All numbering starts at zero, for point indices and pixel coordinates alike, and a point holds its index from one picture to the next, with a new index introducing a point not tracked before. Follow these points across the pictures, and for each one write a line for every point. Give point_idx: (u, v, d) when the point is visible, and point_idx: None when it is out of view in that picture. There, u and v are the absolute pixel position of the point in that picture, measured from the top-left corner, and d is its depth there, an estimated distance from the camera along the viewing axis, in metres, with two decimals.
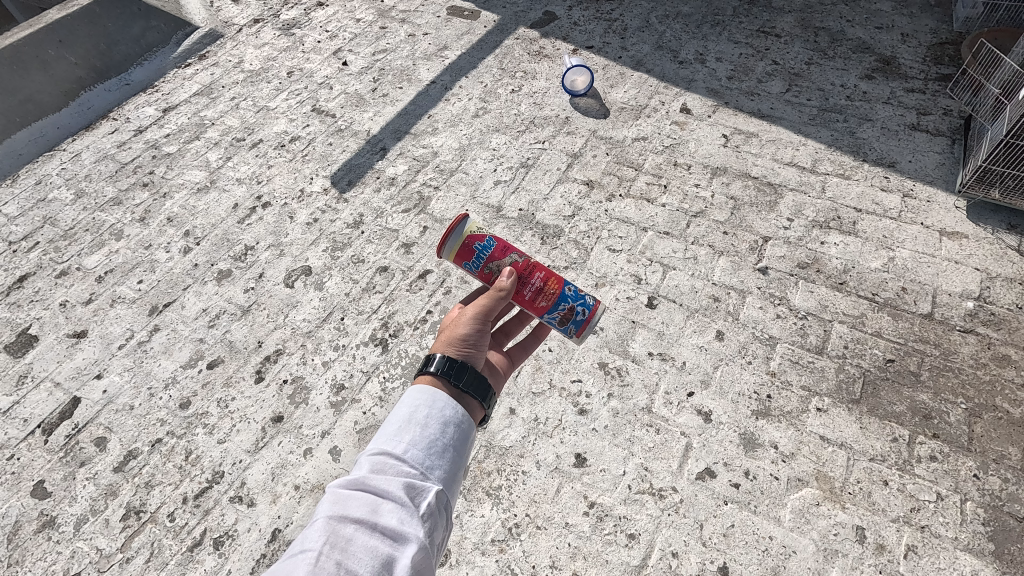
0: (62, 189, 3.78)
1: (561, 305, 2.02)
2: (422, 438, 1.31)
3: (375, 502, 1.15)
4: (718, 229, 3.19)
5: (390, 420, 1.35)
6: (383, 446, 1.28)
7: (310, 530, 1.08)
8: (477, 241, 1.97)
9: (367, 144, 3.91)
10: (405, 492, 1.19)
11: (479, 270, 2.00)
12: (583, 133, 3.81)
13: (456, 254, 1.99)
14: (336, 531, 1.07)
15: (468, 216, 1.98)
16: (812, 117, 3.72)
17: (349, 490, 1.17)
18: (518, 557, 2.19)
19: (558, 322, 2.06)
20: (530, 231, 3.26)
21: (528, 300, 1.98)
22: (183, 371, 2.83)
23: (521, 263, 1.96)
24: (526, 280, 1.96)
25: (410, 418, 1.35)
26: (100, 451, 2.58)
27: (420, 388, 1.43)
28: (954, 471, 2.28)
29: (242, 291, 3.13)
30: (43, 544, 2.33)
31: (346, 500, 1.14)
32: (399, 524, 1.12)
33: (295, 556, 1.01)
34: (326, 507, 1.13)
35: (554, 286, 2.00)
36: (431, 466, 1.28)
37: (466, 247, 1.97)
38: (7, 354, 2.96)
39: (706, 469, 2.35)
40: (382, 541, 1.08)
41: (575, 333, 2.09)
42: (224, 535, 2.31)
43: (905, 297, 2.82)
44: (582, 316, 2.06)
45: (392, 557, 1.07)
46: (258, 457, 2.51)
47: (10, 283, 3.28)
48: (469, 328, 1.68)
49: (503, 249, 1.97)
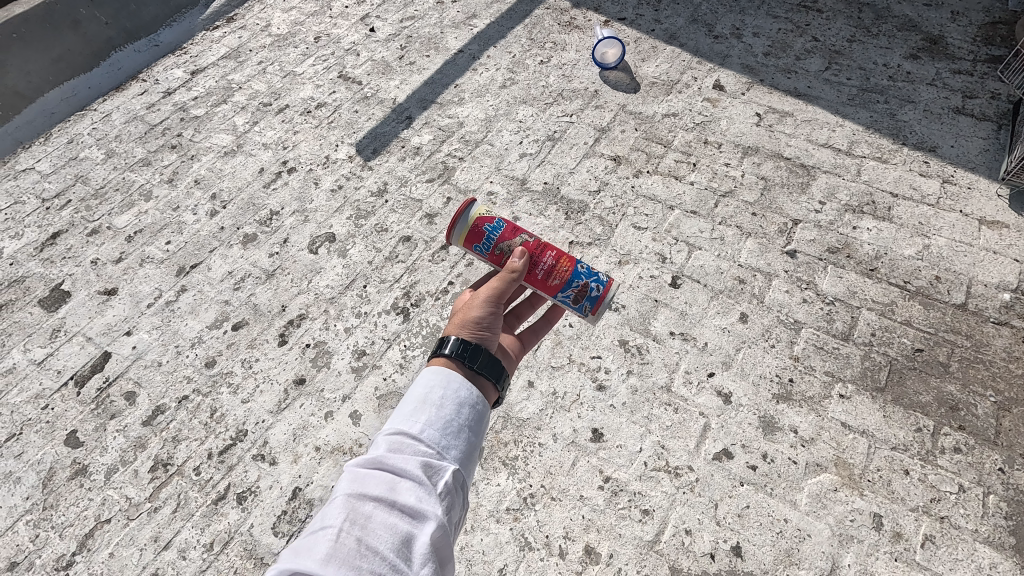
0: (93, 149, 3.84)
1: (574, 284, 1.97)
2: (438, 418, 1.31)
3: (394, 480, 1.15)
4: (747, 210, 3.12)
5: (406, 401, 1.35)
6: (399, 426, 1.28)
7: (330, 508, 1.09)
8: (486, 222, 1.94)
9: (393, 112, 3.88)
10: (422, 471, 1.19)
11: (490, 252, 1.97)
12: (611, 107, 3.73)
13: (466, 237, 1.96)
14: (356, 509, 1.08)
15: (475, 200, 1.97)
16: (851, 97, 3.60)
17: (367, 469, 1.17)
18: (532, 526, 2.22)
19: (572, 301, 2.00)
20: (554, 206, 3.23)
21: (540, 279, 1.94)
22: (209, 331, 2.89)
23: (532, 242, 1.93)
24: (537, 259, 1.93)
25: (425, 398, 1.34)
26: (130, 405, 2.66)
27: (434, 369, 1.42)
28: (978, 464, 2.24)
29: (267, 255, 3.17)
30: (75, 491, 2.43)
31: (365, 479, 1.15)
32: (417, 502, 1.13)
33: (316, 533, 1.03)
34: (345, 486, 1.14)
35: (565, 264, 1.95)
36: (447, 446, 1.28)
37: (476, 229, 1.95)
38: (41, 307, 3.05)
39: (724, 450, 2.34)
40: (401, 519, 1.09)
41: (590, 311, 2.03)
42: (247, 491, 2.38)
43: (938, 287, 2.75)
44: (597, 292, 2.01)
45: (411, 535, 1.08)
46: (281, 417, 2.57)
47: (43, 239, 3.35)
48: (482, 311, 1.65)
49: (512, 229, 1.94)
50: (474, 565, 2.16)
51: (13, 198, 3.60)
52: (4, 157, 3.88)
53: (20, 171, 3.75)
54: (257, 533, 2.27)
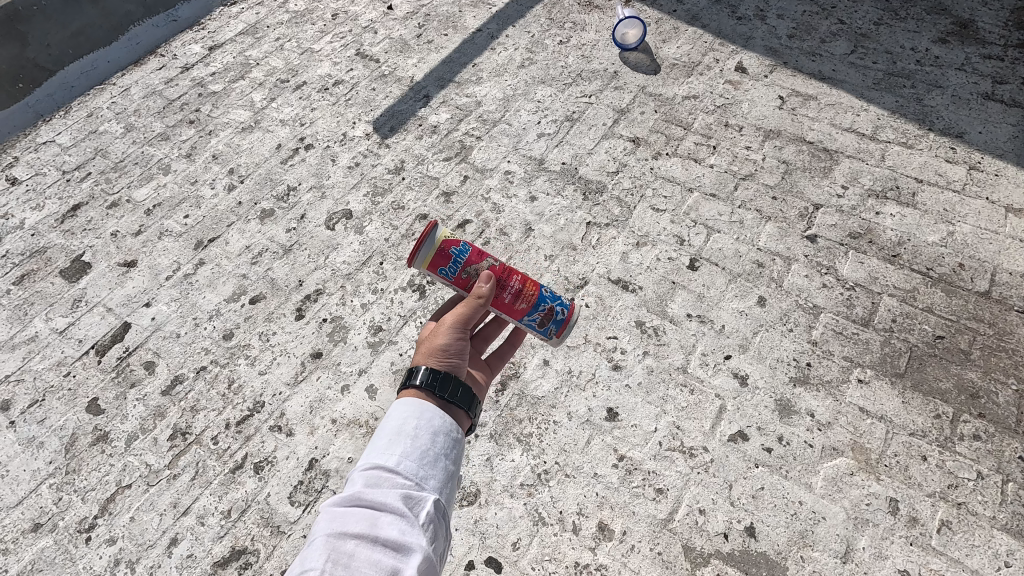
0: (112, 122, 3.86)
1: (539, 309, 1.96)
2: (414, 449, 1.27)
3: (374, 514, 1.11)
4: (767, 193, 3.08)
5: (379, 435, 1.31)
6: (375, 460, 1.24)
7: (310, 550, 1.04)
8: (452, 245, 1.86)
9: (410, 90, 3.86)
10: (403, 502, 1.15)
11: (455, 276, 1.89)
12: (631, 88, 3.68)
13: (430, 260, 1.86)
14: (337, 547, 1.03)
15: (438, 222, 1.86)
16: (877, 82, 3.52)
17: (345, 506, 1.13)
18: (545, 502, 2.24)
19: (538, 325, 2.00)
20: (572, 186, 3.21)
21: (507, 304, 1.90)
22: (227, 304, 2.91)
23: (499, 267, 1.88)
24: (504, 283, 1.87)
25: (399, 430, 1.31)
26: (149, 374, 2.69)
27: (407, 401, 1.40)
28: (998, 452, 2.22)
29: (284, 230, 3.18)
30: (97, 456, 2.47)
31: (344, 516, 1.10)
32: (400, 534, 1.08)
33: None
34: (323, 526, 1.09)
35: (531, 289, 1.93)
36: (425, 477, 1.24)
37: (442, 252, 1.85)
38: (63, 278, 3.08)
39: (739, 432, 2.33)
40: (386, 553, 1.04)
41: (555, 333, 2.04)
42: (264, 461, 2.40)
43: (962, 274, 2.71)
44: (562, 315, 2.02)
45: (398, 568, 1.03)
46: (298, 390, 2.59)
47: (64, 211, 3.39)
48: (448, 337, 1.66)
49: (479, 253, 1.88)
50: (488, 538, 2.18)
51: (34, 170, 3.63)
52: (24, 130, 3.91)
53: (41, 144, 3.78)
54: (274, 502, 2.30)
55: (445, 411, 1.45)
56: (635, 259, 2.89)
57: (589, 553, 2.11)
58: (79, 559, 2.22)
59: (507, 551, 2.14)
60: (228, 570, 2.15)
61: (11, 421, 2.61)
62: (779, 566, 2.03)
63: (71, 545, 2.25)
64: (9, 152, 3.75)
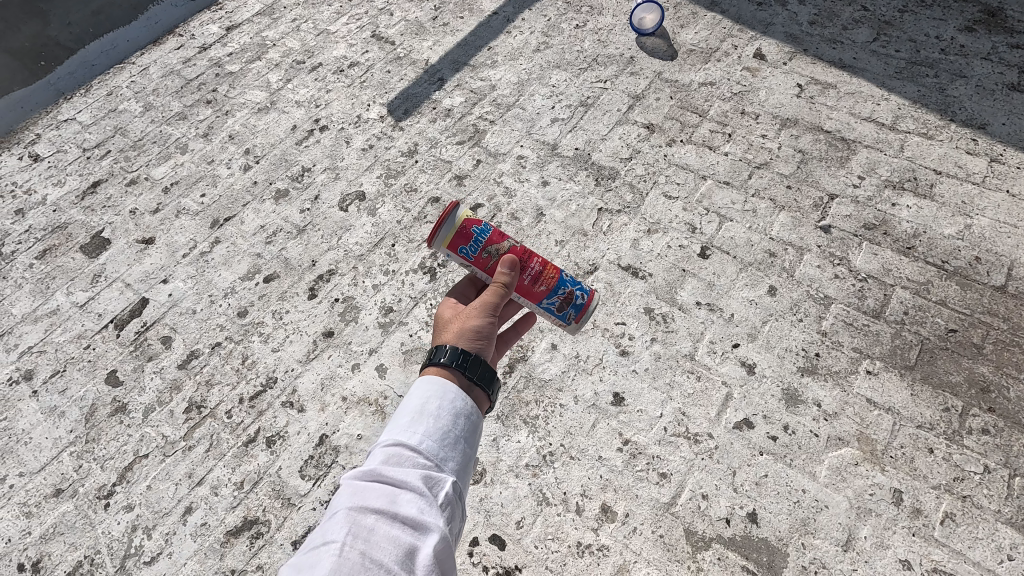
0: (131, 101, 3.90)
1: (558, 292, 1.94)
2: (436, 428, 1.27)
3: (394, 492, 1.12)
4: (781, 182, 3.06)
5: (402, 412, 1.30)
6: (397, 437, 1.24)
7: (331, 523, 1.06)
8: (474, 224, 1.89)
9: (425, 73, 3.85)
10: (422, 482, 1.16)
11: (476, 255, 1.89)
12: (647, 74, 3.65)
13: (452, 238, 1.88)
14: (357, 522, 1.05)
15: (459, 203, 1.90)
16: (899, 70, 3.46)
17: (366, 481, 1.14)
18: (550, 483, 2.27)
19: (557, 309, 1.96)
20: (584, 171, 3.21)
21: (528, 285, 1.90)
22: (242, 282, 2.96)
23: (520, 247, 1.90)
24: (525, 264, 1.88)
25: (421, 408, 1.30)
26: (166, 348, 2.76)
27: (430, 378, 1.37)
28: (1006, 446, 2.21)
29: (298, 211, 3.21)
30: (116, 426, 2.55)
31: (364, 492, 1.11)
32: (419, 513, 1.09)
33: (317, 549, 1.00)
34: (343, 499, 1.11)
35: (552, 270, 1.93)
36: (445, 458, 1.24)
37: (464, 230, 1.88)
38: (83, 253, 3.15)
39: (745, 419, 2.34)
40: (404, 531, 1.06)
41: (573, 319, 2.01)
42: (276, 435, 2.46)
43: (978, 268, 2.67)
44: (581, 301, 2.00)
45: (415, 547, 1.05)
46: (309, 367, 2.64)
47: (84, 188, 3.45)
48: (481, 320, 1.57)
49: (500, 233, 1.91)
50: (492, 516, 2.22)
51: (56, 147, 3.70)
52: (46, 107, 3.97)
53: (62, 121, 3.84)
54: (285, 475, 2.36)
55: (469, 393, 1.39)
56: (646, 246, 2.89)
57: (591, 534, 2.14)
58: (98, 524, 2.30)
59: (512, 529, 2.19)
60: (240, 539, 2.22)
61: (34, 390, 2.69)
62: (779, 552, 2.05)
63: (91, 510, 2.33)
64: (31, 129, 3.82)
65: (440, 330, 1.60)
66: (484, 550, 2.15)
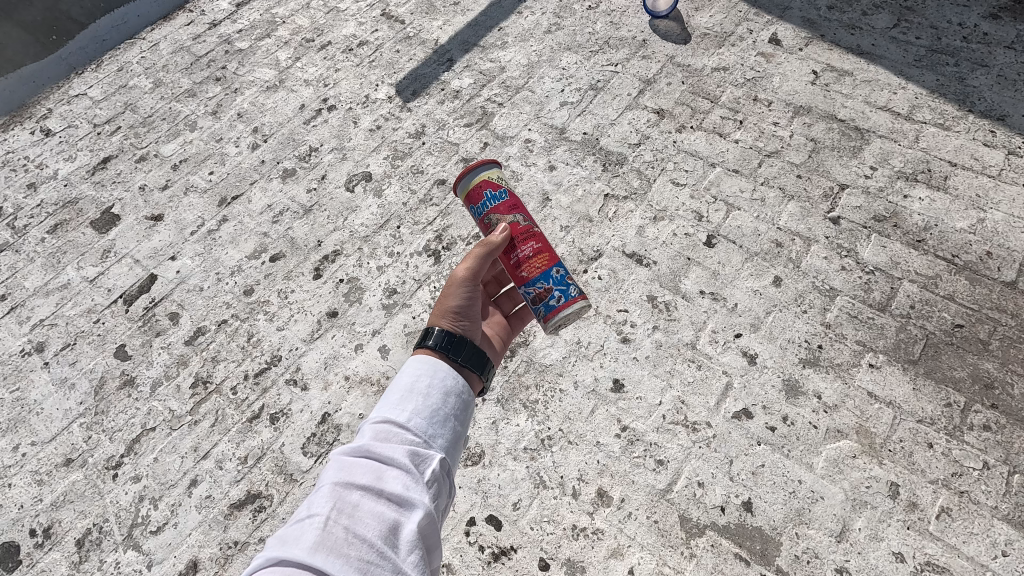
0: (141, 77, 3.91)
1: (540, 284, 1.87)
2: (425, 407, 1.28)
3: (381, 468, 1.14)
4: (792, 171, 3.01)
5: (393, 389, 1.32)
6: (386, 414, 1.25)
7: (317, 497, 1.08)
8: (491, 187, 1.93)
9: (434, 53, 3.82)
10: (410, 458, 1.18)
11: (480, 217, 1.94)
12: (659, 58, 3.59)
13: (467, 193, 1.96)
14: (343, 497, 1.08)
15: (488, 164, 1.96)
16: (918, 58, 3.37)
17: (354, 456, 1.16)
18: (547, 467, 2.30)
19: (529, 300, 1.90)
20: (592, 156, 3.18)
21: (510, 264, 1.89)
22: (249, 261, 2.99)
23: (524, 226, 1.92)
24: (517, 244, 1.89)
25: (412, 386, 1.31)
26: (174, 324, 2.81)
27: (421, 359, 1.38)
28: (1007, 443, 2.19)
29: (305, 190, 3.22)
30: (124, 400, 2.60)
31: (351, 467, 1.14)
32: (404, 490, 1.12)
33: (303, 521, 1.03)
34: (331, 474, 1.13)
35: (545, 260, 1.89)
36: (434, 436, 1.26)
37: (479, 189, 1.93)
38: (93, 228, 3.19)
39: (744, 409, 2.35)
40: (389, 507, 1.09)
41: (542, 318, 1.89)
42: (279, 412, 2.51)
43: (988, 263, 2.63)
44: (556, 302, 1.88)
45: (399, 522, 1.08)
46: (313, 346, 2.68)
47: (94, 163, 3.48)
48: (458, 299, 1.63)
49: (511, 206, 1.94)
50: (489, 497, 2.26)
51: (67, 122, 3.72)
52: (58, 81, 3.99)
53: (74, 96, 3.87)
54: (288, 452, 2.40)
55: (461, 373, 1.43)
56: (651, 233, 2.87)
57: (586, 517, 2.17)
58: (107, 493, 2.37)
59: (508, 510, 2.22)
60: (243, 512, 2.27)
61: (45, 362, 2.75)
62: (773, 541, 2.07)
63: (100, 480, 2.40)
64: (43, 104, 3.85)
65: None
66: (480, 530, 2.19)
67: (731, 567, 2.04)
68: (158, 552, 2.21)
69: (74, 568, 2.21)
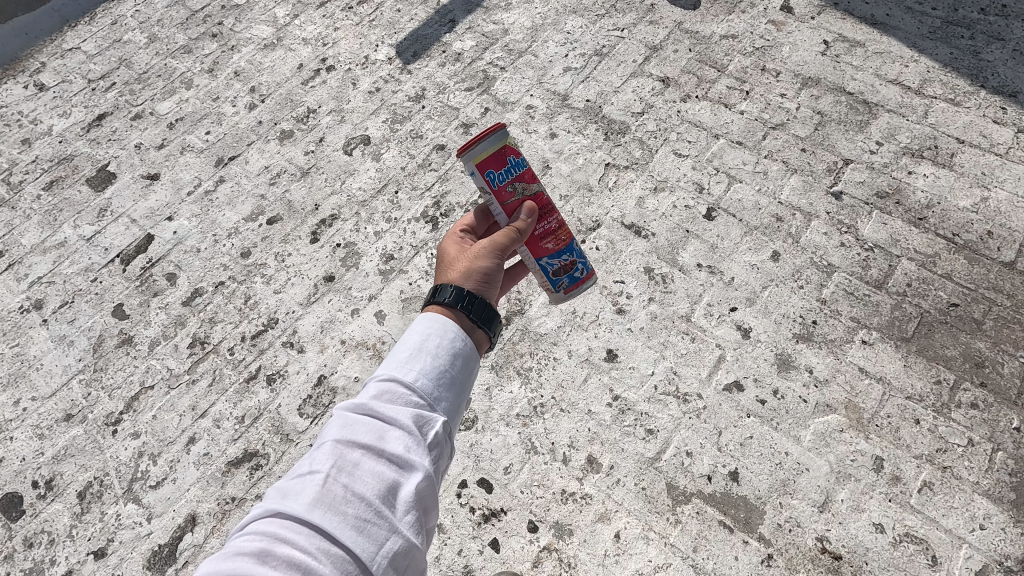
0: (135, 32, 3.83)
1: (562, 254, 1.85)
2: (432, 368, 1.27)
3: (383, 428, 1.14)
4: (796, 144, 2.97)
5: (402, 347, 1.30)
6: (393, 372, 1.24)
7: (318, 452, 1.10)
8: (514, 153, 1.67)
9: (436, 14, 3.72)
10: (413, 421, 1.17)
11: (500, 185, 1.68)
12: (666, 24, 3.49)
13: (485, 158, 1.64)
14: (343, 455, 1.09)
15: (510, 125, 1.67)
16: (933, 30, 3.28)
17: (357, 413, 1.16)
18: (539, 433, 2.34)
19: (553, 272, 1.86)
20: (595, 125, 3.13)
21: (538, 238, 1.78)
22: (246, 223, 2.98)
23: (546, 199, 1.76)
24: (545, 216, 1.77)
25: (419, 345, 1.30)
26: (171, 285, 2.81)
27: (430, 317, 1.36)
28: (992, 421, 2.22)
29: (303, 153, 3.19)
30: (123, 357, 2.63)
31: (353, 425, 1.14)
32: (405, 452, 1.12)
33: (303, 476, 1.05)
34: (333, 429, 1.14)
35: (564, 235, 1.83)
36: (438, 398, 1.25)
37: (500, 155, 1.66)
38: (89, 186, 3.17)
39: (735, 382, 2.37)
40: (389, 468, 1.10)
41: (564, 289, 1.91)
42: (276, 374, 2.53)
43: (989, 243, 2.62)
44: (579, 274, 1.91)
45: (397, 483, 1.09)
46: (310, 310, 2.69)
47: (90, 120, 3.43)
48: (488, 261, 1.57)
49: (533, 175, 1.72)
50: (481, 461, 2.31)
51: (61, 76, 3.66)
52: (52, 34, 3.91)
53: (68, 50, 3.80)
54: (284, 413, 2.44)
55: (472, 331, 1.43)
56: (651, 204, 2.85)
57: (576, 483, 2.22)
58: (107, 448, 2.42)
59: (499, 474, 2.27)
60: (240, 470, 2.32)
61: (44, 319, 2.77)
62: (756, 510, 2.12)
63: (100, 436, 2.45)
64: (37, 58, 3.78)
65: (444, 268, 1.59)
66: (472, 492, 2.25)
67: (716, 533, 2.09)
68: (158, 505, 2.27)
69: (76, 518, 2.27)
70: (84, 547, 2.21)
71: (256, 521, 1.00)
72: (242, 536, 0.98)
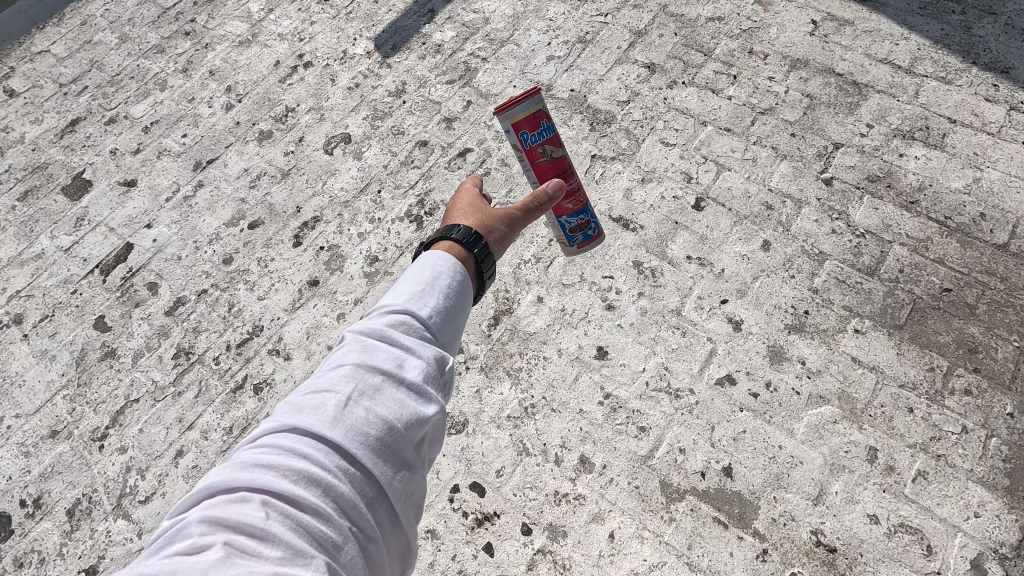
0: (106, 32, 3.72)
1: (581, 211, 1.98)
2: (445, 300, 1.21)
3: (401, 354, 1.09)
4: (786, 129, 2.91)
5: (414, 275, 1.23)
6: (408, 300, 1.17)
7: (337, 370, 1.04)
8: (545, 118, 1.81)
9: (414, 4, 3.62)
10: (430, 352, 1.12)
11: (532, 146, 1.82)
12: (651, 7, 3.40)
13: (520, 119, 1.77)
14: (361, 378, 1.03)
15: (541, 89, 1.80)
16: (923, 6, 3.20)
17: (372, 337, 1.10)
18: (530, 434, 2.31)
19: (569, 229, 2.01)
20: (580, 115, 3.06)
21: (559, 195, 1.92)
22: (227, 228, 2.91)
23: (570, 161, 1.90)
24: (567, 177, 1.90)
25: (432, 279, 1.22)
26: (153, 295, 2.76)
27: (442, 256, 1.27)
28: (986, 407, 2.21)
29: (283, 154, 3.11)
30: (106, 371, 2.59)
31: (371, 349, 1.08)
32: (424, 382, 1.07)
33: (319, 395, 1.00)
34: (349, 351, 1.08)
35: (583, 197, 1.98)
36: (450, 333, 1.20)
37: (534, 117, 1.79)
38: (65, 195, 3.10)
39: (727, 375, 2.34)
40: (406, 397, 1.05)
41: (578, 245, 2.07)
42: (263, 383, 2.50)
43: (982, 225, 2.58)
44: (593, 233, 2.05)
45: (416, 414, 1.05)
46: (295, 316, 2.64)
47: (63, 126, 3.35)
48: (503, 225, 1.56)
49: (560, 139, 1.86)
50: (473, 465, 2.28)
51: (31, 80, 3.56)
52: (20, 38, 3.79)
53: (37, 53, 3.69)
54: None
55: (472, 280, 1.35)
56: (639, 196, 2.79)
57: (569, 483, 2.20)
58: (94, 464, 2.39)
59: (491, 477, 2.24)
60: None
61: (25, 334, 2.72)
62: (751, 505, 2.10)
63: (87, 452, 2.42)
64: (6, 63, 3.67)
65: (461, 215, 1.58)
66: (464, 497, 2.22)
67: (710, 530, 2.08)
68: (148, 520, 2.25)
69: (66, 537, 2.25)
70: (75, 565, 2.20)
71: (268, 434, 0.96)
72: (253, 449, 0.94)
